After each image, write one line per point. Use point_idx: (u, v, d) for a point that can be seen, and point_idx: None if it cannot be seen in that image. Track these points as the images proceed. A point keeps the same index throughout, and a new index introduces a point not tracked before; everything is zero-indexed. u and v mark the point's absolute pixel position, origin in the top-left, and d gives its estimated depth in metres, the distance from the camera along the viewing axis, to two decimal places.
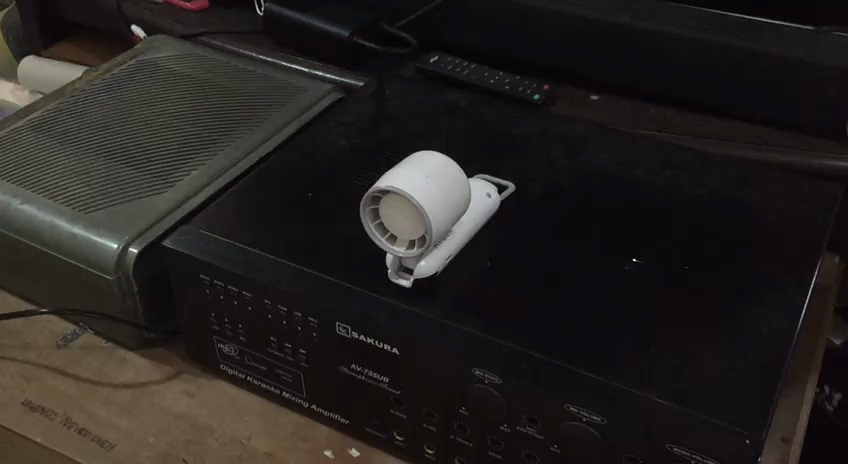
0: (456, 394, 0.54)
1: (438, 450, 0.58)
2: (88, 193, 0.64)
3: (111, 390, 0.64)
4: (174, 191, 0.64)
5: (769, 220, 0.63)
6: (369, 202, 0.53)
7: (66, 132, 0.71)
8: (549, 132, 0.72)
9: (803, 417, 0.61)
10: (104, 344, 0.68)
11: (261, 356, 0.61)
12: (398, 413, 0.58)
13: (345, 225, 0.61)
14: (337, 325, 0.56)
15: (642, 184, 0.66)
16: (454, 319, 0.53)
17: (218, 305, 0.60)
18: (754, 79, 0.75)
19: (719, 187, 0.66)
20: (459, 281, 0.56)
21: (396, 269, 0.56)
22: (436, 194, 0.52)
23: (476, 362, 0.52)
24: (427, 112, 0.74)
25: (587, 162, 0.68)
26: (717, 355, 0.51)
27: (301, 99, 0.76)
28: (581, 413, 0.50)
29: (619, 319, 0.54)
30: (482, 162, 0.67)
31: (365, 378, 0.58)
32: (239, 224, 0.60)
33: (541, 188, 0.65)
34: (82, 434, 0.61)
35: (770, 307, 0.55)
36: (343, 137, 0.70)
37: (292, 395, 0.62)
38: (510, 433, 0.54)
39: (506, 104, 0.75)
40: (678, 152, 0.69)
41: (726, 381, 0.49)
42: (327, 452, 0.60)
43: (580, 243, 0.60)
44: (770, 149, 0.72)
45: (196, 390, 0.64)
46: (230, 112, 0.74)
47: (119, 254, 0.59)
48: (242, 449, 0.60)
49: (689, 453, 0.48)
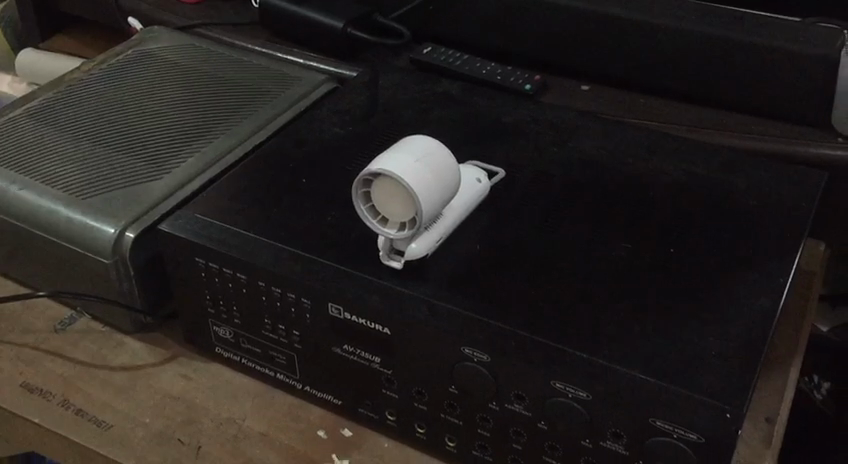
0: (444, 372, 0.56)
1: (428, 429, 0.59)
2: (86, 179, 0.69)
3: (108, 372, 0.68)
4: (168, 178, 0.70)
5: (754, 204, 0.64)
6: (360, 185, 0.55)
7: (64, 121, 0.76)
8: (540, 122, 0.74)
9: (787, 397, 0.65)
10: (102, 328, 0.71)
11: (256, 338, 0.64)
12: (389, 392, 0.60)
13: (338, 210, 0.63)
14: (330, 305, 0.58)
15: (630, 170, 0.68)
16: (443, 298, 0.55)
17: (214, 288, 0.63)
18: (743, 69, 0.77)
19: (705, 172, 0.68)
20: (448, 261, 0.58)
21: (387, 251, 0.58)
22: (426, 177, 0.54)
23: (467, 342, 0.54)
24: (422, 104, 0.76)
25: (575, 149, 0.70)
26: (699, 331, 0.53)
27: (294, 91, 0.82)
28: (567, 389, 0.52)
29: (605, 299, 0.55)
30: (472, 149, 0.70)
31: (357, 358, 0.60)
32: (234, 209, 0.64)
33: (530, 174, 0.67)
34: (80, 415, 0.64)
35: (754, 286, 0.56)
36: (339, 128, 0.73)
37: (286, 377, 0.65)
38: (499, 411, 0.55)
39: (497, 94, 0.78)
40: (664, 140, 0.71)
41: (708, 357, 0.50)
42: (320, 432, 0.63)
43: (569, 226, 0.62)
44: (757, 138, 0.75)
45: (192, 372, 0.68)
46: (224, 104, 0.80)
47: (116, 238, 0.64)
48: (237, 428, 0.63)
49: (672, 426, 0.49)
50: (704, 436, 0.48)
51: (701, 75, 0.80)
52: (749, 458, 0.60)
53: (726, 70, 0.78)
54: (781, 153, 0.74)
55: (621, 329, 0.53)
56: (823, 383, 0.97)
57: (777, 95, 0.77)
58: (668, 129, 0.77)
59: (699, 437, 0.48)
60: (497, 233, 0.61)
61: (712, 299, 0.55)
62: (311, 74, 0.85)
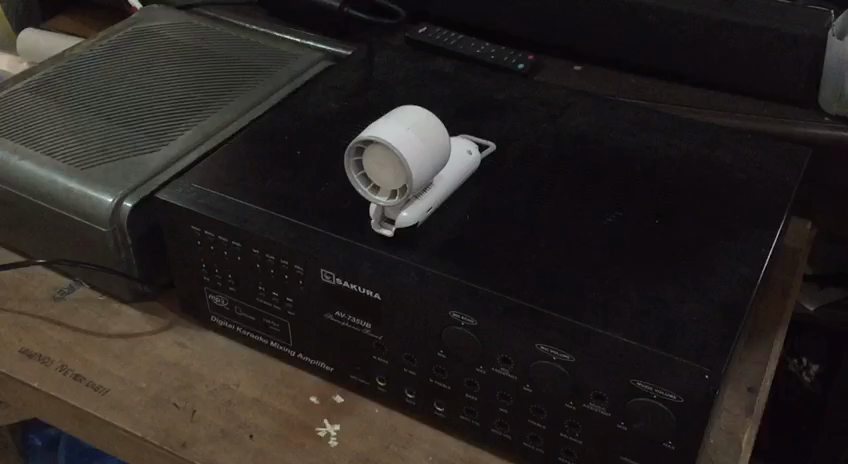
0: (432, 337, 0.57)
1: (417, 395, 0.61)
2: (85, 150, 0.71)
3: (105, 340, 0.69)
4: (165, 150, 0.71)
5: (739, 178, 0.65)
6: (352, 153, 0.56)
7: (64, 95, 0.78)
8: (531, 99, 0.75)
9: (770, 368, 0.66)
10: (100, 297, 0.73)
11: (250, 306, 0.65)
12: (379, 358, 0.61)
13: (332, 181, 0.64)
14: (322, 272, 0.59)
15: (618, 145, 0.69)
16: (432, 265, 0.57)
17: (209, 255, 0.65)
18: (732, 49, 0.79)
19: (692, 148, 0.69)
20: (439, 230, 0.60)
21: (379, 220, 0.59)
22: (416, 145, 0.55)
23: (454, 306, 0.55)
24: (416, 81, 0.78)
25: (565, 125, 0.72)
26: (681, 298, 0.54)
27: (290, 68, 0.83)
28: (551, 352, 0.53)
29: (590, 267, 0.57)
30: (465, 124, 0.71)
31: (349, 325, 0.61)
32: (230, 179, 0.65)
33: (520, 148, 0.68)
34: (77, 380, 0.66)
35: (736, 255, 0.58)
36: (334, 102, 0.74)
37: (280, 345, 0.66)
38: (486, 375, 0.56)
39: (490, 73, 0.80)
40: (654, 117, 0.73)
41: (688, 323, 0.52)
42: (312, 398, 0.64)
43: (556, 198, 0.63)
44: (744, 117, 0.76)
45: (187, 340, 0.69)
46: (222, 81, 0.81)
47: (114, 207, 0.66)
48: (231, 394, 0.65)
49: (652, 387, 0.50)
50: (683, 396, 0.49)
51: (691, 55, 0.81)
52: (731, 425, 0.61)
53: (716, 50, 0.79)
54: (768, 132, 0.75)
55: (605, 294, 0.54)
56: (812, 366, 0.99)
57: (765, 76, 0.79)
58: (659, 108, 0.78)
59: (677, 397, 0.50)
60: (486, 205, 0.62)
61: (694, 267, 0.57)
62: (308, 52, 0.86)
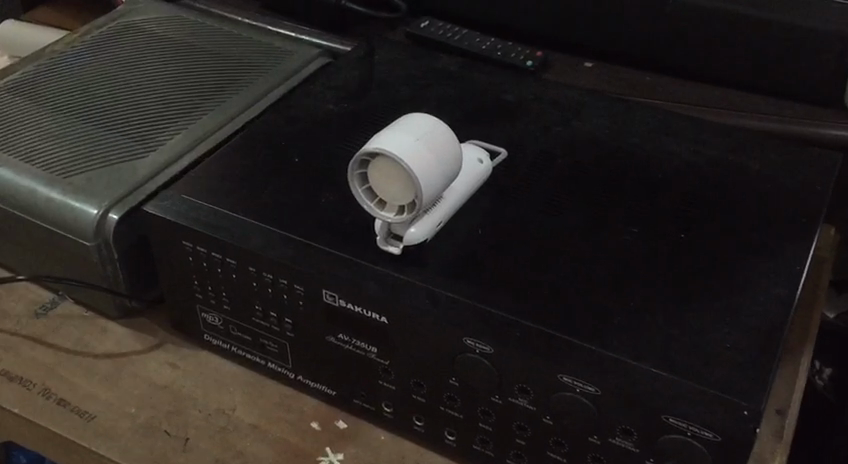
0: (444, 364, 0.53)
1: (427, 423, 0.57)
2: (68, 157, 0.66)
3: (91, 360, 0.65)
4: (154, 156, 0.66)
5: (767, 187, 0.62)
6: (357, 166, 0.52)
7: (44, 95, 0.73)
8: (543, 99, 0.71)
9: (798, 387, 0.62)
10: (85, 314, 0.68)
11: (246, 325, 0.61)
12: (385, 384, 0.57)
13: (332, 192, 0.60)
14: (324, 292, 0.55)
15: (636, 150, 0.65)
16: (444, 286, 0.52)
17: (202, 273, 0.60)
18: (754, 45, 0.75)
19: (714, 152, 0.65)
20: (449, 246, 0.56)
21: (385, 236, 0.55)
22: (426, 157, 0.51)
23: (468, 332, 0.51)
24: (419, 80, 0.73)
25: (579, 128, 0.68)
26: (713, 322, 0.50)
27: (286, 65, 0.79)
28: (574, 383, 0.49)
29: (613, 288, 0.53)
30: (473, 128, 0.67)
31: (353, 348, 0.57)
32: (223, 189, 0.61)
33: (532, 154, 0.64)
34: (61, 405, 0.61)
35: (770, 274, 0.54)
36: (333, 104, 0.70)
37: (278, 366, 0.62)
38: (501, 404, 0.52)
39: (498, 71, 0.75)
40: (673, 120, 0.69)
41: (723, 351, 0.48)
42: (313, 424, 0.60)
43: (573, 209, 0.59)
44: (767, 118, 0.72)
45: (178, 360, 0.65)
46: (213, 80, 0.76)
47: (98, 220, 0.61)
48: (227, 420, 0.61)
49: (686, 424, 0.46)
50: (720, 434, 0.46)
51: (710, 52, 0.77)
52: (760, 452, 0.57)
53: (737, 47, 0.75)
54: (790, 134, 0.72)
55: (631, 317, 0.50)
56: (824, 369, 0.92)
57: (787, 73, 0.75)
58: (675, 109, 0.74)
59: (714, 435, 0.46)
60: (499, 218, 0.58)
61: (725, 286, 0.53)
62: (304, 48, 0.82)
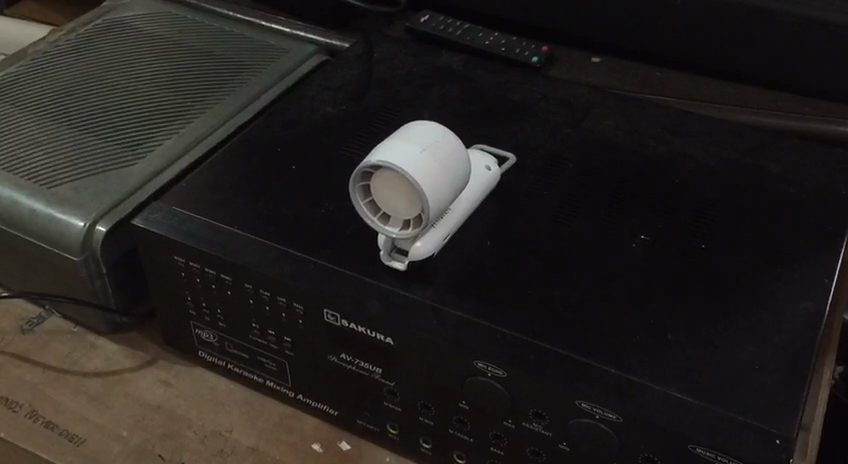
0: (453, 387, 0.50)
1: (434, 446, 0.54)
2: (52, 165, 0.63)
3: (80, 378, 0.62)
4: (144, 163, 0.63)
5: (788, 191, 0.59)
6: (359, 179, 0.49)
7: (26, 98, 0.69)
8: (550, 99, 0.68)
9: (822, 399, 0.59)
10: (73, 329, 0.65)
11: (242, 343, 0.58)
12: (390, 405, 0.54)
13: (333, 201, 0.57)
14: (325, 311, 0.52)
15: (650, 153, 0.63)
16: (452, 303, 0.50)
17: (195, 288, 0.57)
18: (768, 39, 0.72)
19: (731, 156, 0.62)
20: (457, 261, 0.53)
21: (389, 251, 0.52)
22: (433, 169, 0.48)
23: (480, 354, 0.48)
24: (421, 79, 0.71)
25: (589, 129, 0.65)
26: (739, 341, 0.48)
27: (281, 64, 0.75)
28: (594, 410, 0.46)
29: (632, 306, 0.50)
30: (479, 132, 0.64)
31: (356, 368, 0.54)
32: (217, 200, 0.58)
33: (541, 160, 0.62)
34: (50, 428, 0.58)
35: (796, 286, 0.51)
36: (332, 106, 0.67)
37: (276, 384, 0.59)
38: (515, 429, 0.50)
39: (502, 68, 0.72)
40: (687, 120, 0.66)
41: (750, 373, 0.46)
42: (314, 445, 0.58)
43: (585, 218, 0.57)
44: (783, 116, 0.70)
45: (172, 378, 0.62)
46: (204, 80, 0.73)
47: (85, 233, 0.58)
48: (224, 442, 0.58)
49: (713, 454, 0.43)
50: None
51: (722, 46, 0.75)
52: None
53: (751, 41, 0.73)
54: (808, 133, 0.69)
55: (650, 338, 0.48)
56: None
57: (803, 69, 0.73)
58: (688, 108, 0.71)
59: None
60: (508, 228, 0.56)
61: (748, 302, 0.50)
62: (299, 45, 0.78)
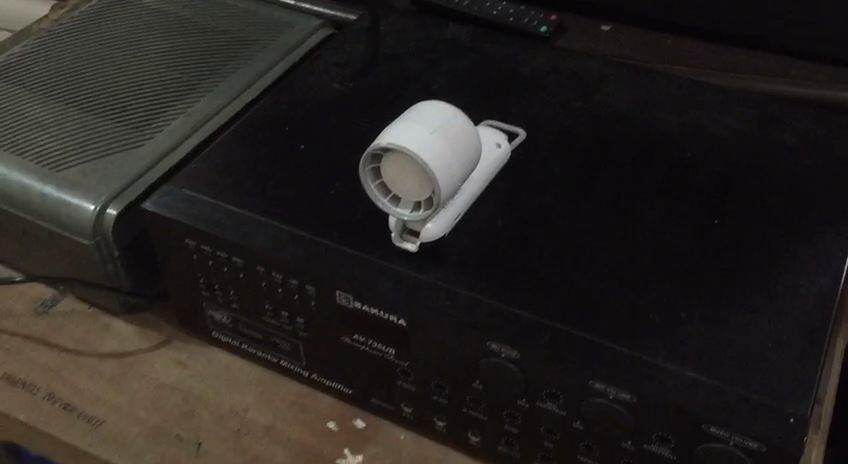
0: (466, 367, 0.51)
1: (449, 423, 0.55)
2: (60, 148, 0.62)
3: (96, 360, 0.62)
4: (150, 145, 0.63)
5: (801, 163, 0.59)
6: (369, 161, 0.49)
7: (32, 80, 0.69)
8: (560, 72, 0.67)
9: (836, 370, 0.59)
10: (88, 310, 0.66)
11: (256, 324, 0.59)
12: (405, 384, 0.55)
13: (343, 181, 0.57)
14: (338, 294, 0.52)
15: (662, 125, 0.62)
16: (463, 285, 0.50)
17: (208, 271, 0.57)
18: (781, 4, 0.71)
19: (744, 127, 0.62)
20: (469, 241, 0.53)
21: (400, 232, 0.52)
22: (443, 151, 0.48)
23: (492, 336, 0.48)
24: (429, 52, 0.70)
25: (600, 102, 0.64)
26: (752, 318, 0.48)
27: (286, 39, 0.74)
28: (607, 390, 0.46)
29: (644, 284, 0.50)
30: (488, 107, 0.63)
31: (369, 349, 0.54)
32: (226, 182, 0.57)
33: (552, 135, 0.61)
34: (68, 411, 0.59)
35: (809, 261, 0.51)
36: (340, 82, 0.66)
37: (291, 364, 0.59)
38: (530, 409, 0.50)
39: (511, 39, 0.72)
40: (699, 90, 0.66)
41: (764, 351, 0.46)
42: (329, 424, 0.58)
43: (596, 194, 0.56)
44: (796, 84, 0.69)
45: (187, 358, 0.63)
46: (209, 57, 0.72)
47: (95, 217, 0.58)
48: (240, 422, 0.58)
49: (728, 433, 0.44)
50: (766, 445, 0.43)
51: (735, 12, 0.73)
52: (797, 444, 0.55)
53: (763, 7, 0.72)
54: (824, 100, 0.68)
55: (664, 318, 0.48)
56: None
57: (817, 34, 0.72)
58: (700, 77, 0.70)
59: (758, 446, 0.43)
60: (518, 206, 0.55)
61: (763, 279, 0.50)
62: (305, 19, 0.77)
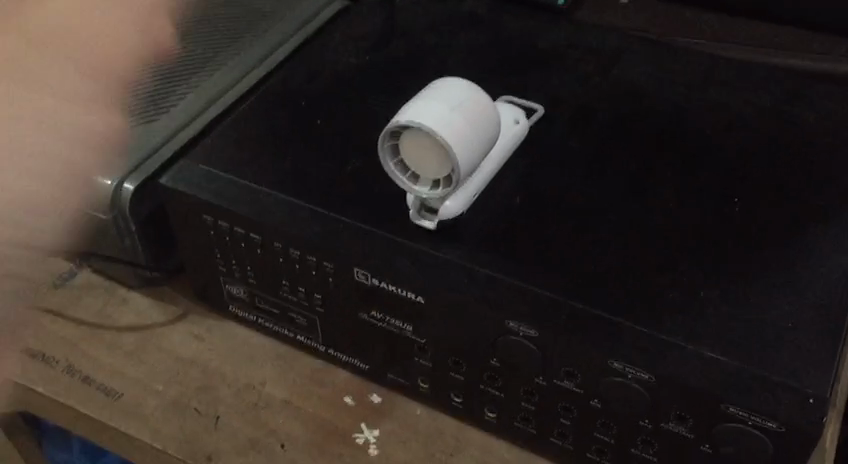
0: (484, 345, 0.51)
1: (465, 399, 0.55)
2: (75, 121, 0.62)
3: (114, 333, 0.63)
4: (166, 121, 0.64)
5: (823, 140, 0.58)
6: (387, 138, 0.49)
7: None
8: (578, 46, 0.67)
9: None
10: (104, 283, 0.66)
11: (273, 299, 0.59)
12: (422, 360, 0.55)
13: (361, 157, 0.57)
14: (356, 270, 0.52)
15: (681, 101, 0.61)
16: (481, 262, 0.50)
17: (225, 246, 0.57)
18: None
19: (765, 104, 0.61)
20: (488, 218, 0.53)
21: (418, 209, 0.52)
22: (463, 129, 0.47)
23: (510, 314, 0.49)
24: (445, 25, 0.69)
25: (618, 77, 0.64)
26: (773, 298, 0.48)
27: (300, 11, 0.74)
28: (627, 370, 0.46)
29: (664, 263, 0.50)
30: (505, 82, 0.63)
31: (387, 326, 0.54)
32: (243, 157, 0.57)
33: (570, 111, 0.61)
34: (87, 383, 0.60)
35: (830, 240, 0.51)
36: (356, 56, 0.66)
37: (308, 339, 0.60)
38: (548, 387, 0.50)
39: (528, 12, 0.71)
40: (719, 66, 0.65)
41: (785, 331, 0.46)
42: (346, 399, 0.59)
43: (616, 171, 0.56)
44: (817, 58, 0.68)
45: (204, 332, 0.63)
46: (223, 27, 0.72)
47: (112, 192, 0.59)
48: (258, 396, 0.59)
49: (747, 414, 0.44)
50: (786, 425, 0.43)
51: None
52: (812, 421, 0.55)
53: None
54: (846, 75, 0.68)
55: (684, 297, 0.48)
56: None
57: None
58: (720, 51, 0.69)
59: (778, 426, 0.43)
60: (537, 183, 0.55)
61: (783, 258, 0.50)
62: None
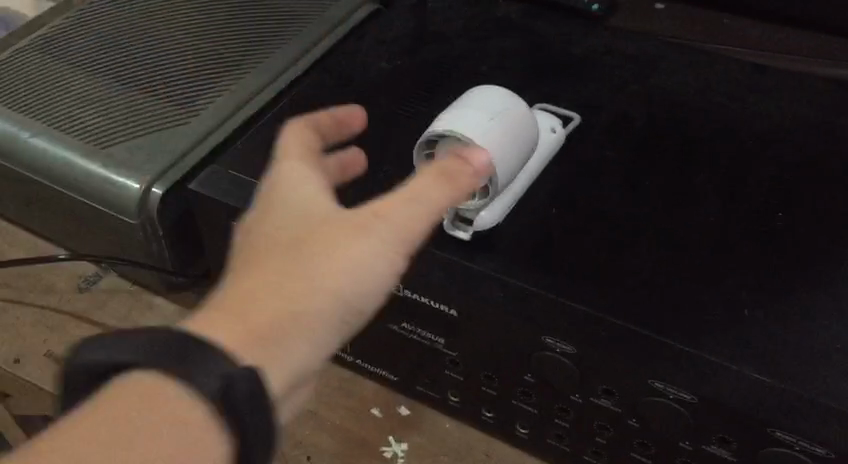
0: (518, 360, 0.50)
1: (496, 415, 0.54)
2: (105, 125, 0.61)
3: None
4: (195, 122, 0.62)
5: None
6: (424, 148, 0.48)
7: (75, 52, 0.68)
8: (614, 53, 0.65)
9: None
10: (131, 288, 0.67)
11: None
12: (451, 373, 0.54)
13: (393, 164, 0.56)
14: None
15: (721, 111, 0.60)
16: (518, 276, 0.48)
17: None
18: None
19: (807, 115, 0.59)
20: (523, 229, 0.51)
21: (452, 220, 0.51)
22: (501, 137, 0.47)
23: (550, 331, 0.47)
24: (478, 30, 0.68)
25: (656, 85, 0.62)
26: (818, 318, 0.46)
27: (331, 13, 0.72)
28: (667, 390, 0.45)
29: (706, 278, 0.48)
30: (539, 89, 0.62)
31: (419, 338, 0.53)
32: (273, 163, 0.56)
33: (607, 119, 0.59)
34: None
35: None
36: (387, 61, 0.65)
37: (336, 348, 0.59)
38: (583, 404, 0.49)
39: (562, 17, 0.69)
40: (759, 75, 0.63)
41: (831, 353, 0.44)
42: (374, 410, 0.58)
43: (655, 183, 0.54)
44: None
45: None
46: (253, 31, 0.71)
47: (141, 195, 0.57)
48: None
49: (795, 439, 0.43)
50: (835, 451, 0.43)
51: None
52: None
53: None
54: None
55: (727, 315, 0.46)
56: None
57: None
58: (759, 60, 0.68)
59: (827, 452, 0.43)
60: (573, 193, 0.54)
61: (829, 275, 0.48)
62: None
